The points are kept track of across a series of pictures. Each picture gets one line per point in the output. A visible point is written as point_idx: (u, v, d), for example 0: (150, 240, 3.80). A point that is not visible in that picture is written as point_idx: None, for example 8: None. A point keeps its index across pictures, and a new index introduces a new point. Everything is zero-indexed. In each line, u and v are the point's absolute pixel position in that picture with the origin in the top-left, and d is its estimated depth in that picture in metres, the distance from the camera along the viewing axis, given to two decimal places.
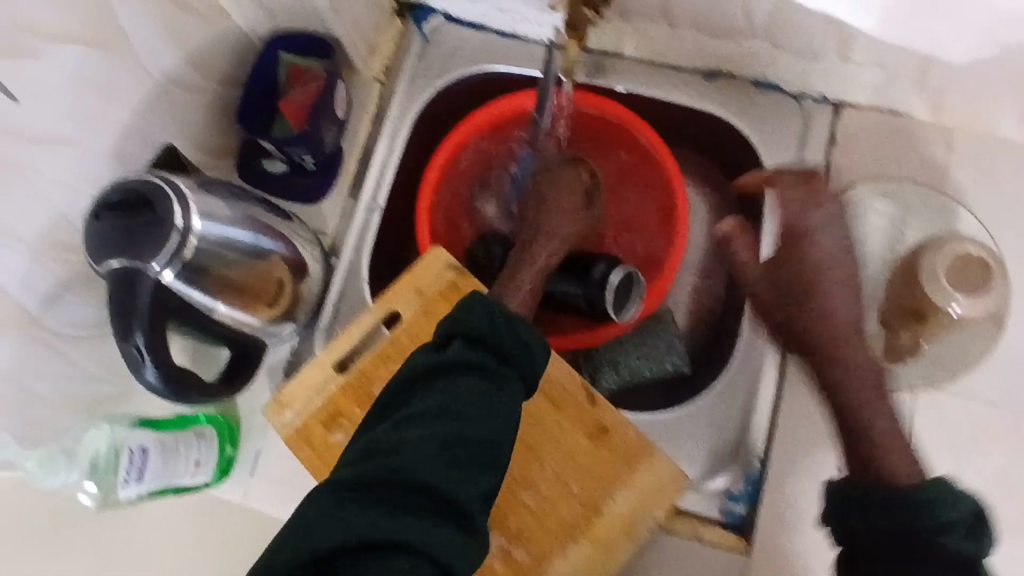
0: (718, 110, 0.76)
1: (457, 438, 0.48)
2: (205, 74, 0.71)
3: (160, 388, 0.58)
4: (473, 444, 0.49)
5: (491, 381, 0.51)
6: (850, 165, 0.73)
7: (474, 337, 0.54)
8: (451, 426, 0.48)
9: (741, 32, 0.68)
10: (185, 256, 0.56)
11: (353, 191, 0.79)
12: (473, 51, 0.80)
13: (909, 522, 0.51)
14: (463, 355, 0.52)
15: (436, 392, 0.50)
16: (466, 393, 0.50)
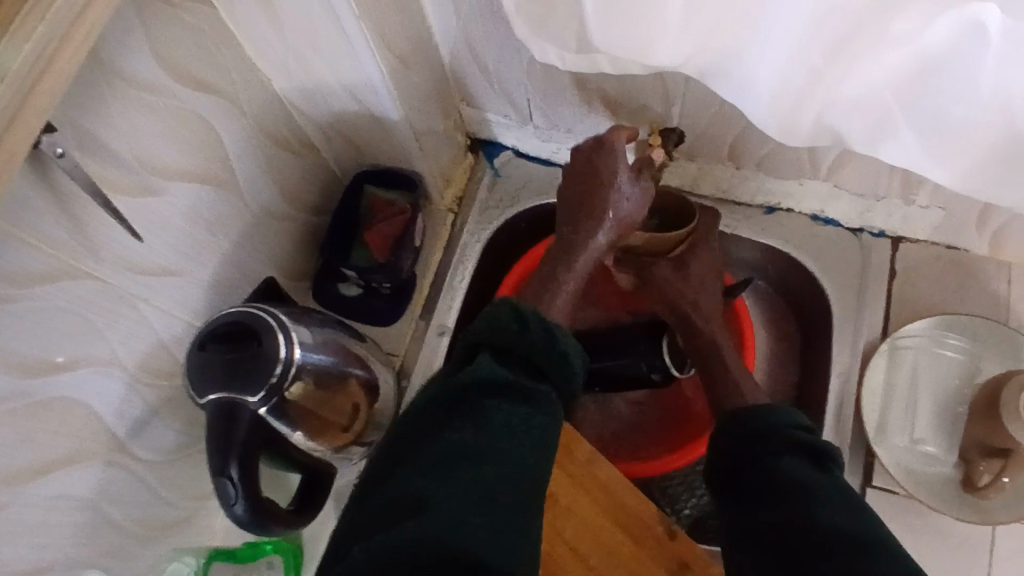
0: (778, 243, 0.79)
1: (498, 457, 0.49)
2: (294, 205, 0.75)
3: (246, 522, 0.57)
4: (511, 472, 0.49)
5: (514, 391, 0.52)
6: (909, 298, 0.76)
7: (498, 350, 0.55)
8: (482, 463, 0.48)
9: (805, 174, 0.73)
10: (284, 388, 0.57)
11: (425, 313, 0.81)
12: (541, 183, 0.84)
13: (771, 439, 0.57)
14: (487, 372, 0.53)
15: (456, 427, 0.50)
16: (500, 419, 0.50)
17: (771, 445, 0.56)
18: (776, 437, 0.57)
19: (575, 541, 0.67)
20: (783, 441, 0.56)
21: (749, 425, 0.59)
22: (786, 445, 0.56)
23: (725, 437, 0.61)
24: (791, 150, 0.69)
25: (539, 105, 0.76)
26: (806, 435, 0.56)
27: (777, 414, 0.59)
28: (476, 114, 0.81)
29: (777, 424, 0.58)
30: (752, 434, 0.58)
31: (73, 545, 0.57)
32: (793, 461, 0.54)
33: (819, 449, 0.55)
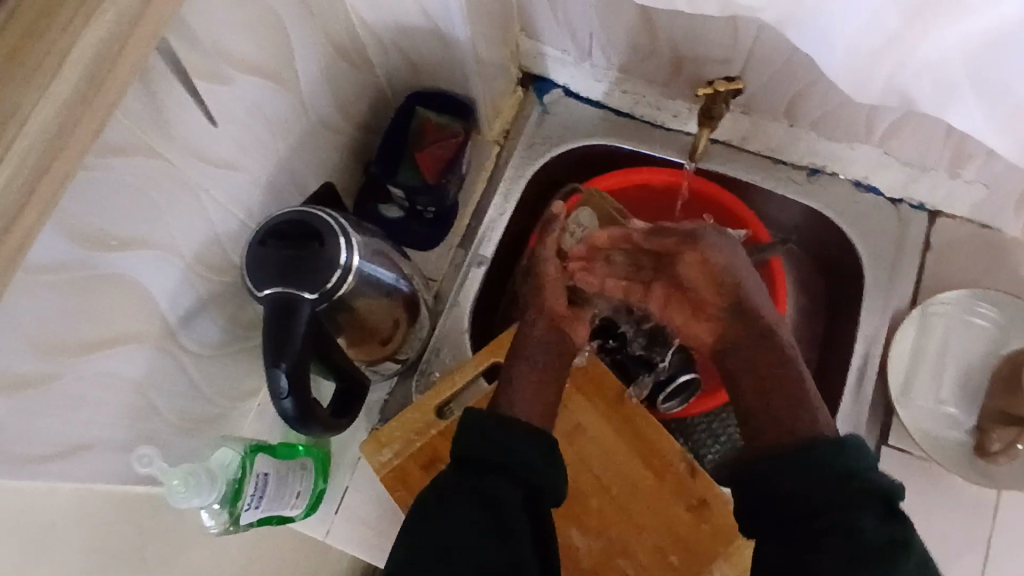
0: (820, 206, 0.80)
1: None
2: (346, 118, 0.75)
3: (292, 417, 0.58)
4: None
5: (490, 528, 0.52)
6: (941, 271, 0.78)
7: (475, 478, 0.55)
8: None
9: (857, 138, 0.74)
10: (339, 293, 0.57)
11: (464, 243, 0.81)
12: (589, 125, 0.84)
13: (839, 488, 0.51)
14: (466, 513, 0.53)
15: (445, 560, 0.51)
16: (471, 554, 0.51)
17: (829, 482, 0.52)
18: (847, 481, 0.52)
19: (599, 472, 0.69)
20: (847, 484, 0.52)
21: (811, 455, 0.54)
22: (854, 482, 0.52)
23: (780, 463, 0.55)
24: (849, 111, 0.69)
25: (601, 42, 0.75)
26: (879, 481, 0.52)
27: (854, 452, 0.53)
28: (533, 47, 0.80)
29: (845, 465, 0.53)
30: (812, 468, 0.54)
31: (119, 425, 0.57)
32: (864, 512, 0.50)
33: (885, 495, 0.51)
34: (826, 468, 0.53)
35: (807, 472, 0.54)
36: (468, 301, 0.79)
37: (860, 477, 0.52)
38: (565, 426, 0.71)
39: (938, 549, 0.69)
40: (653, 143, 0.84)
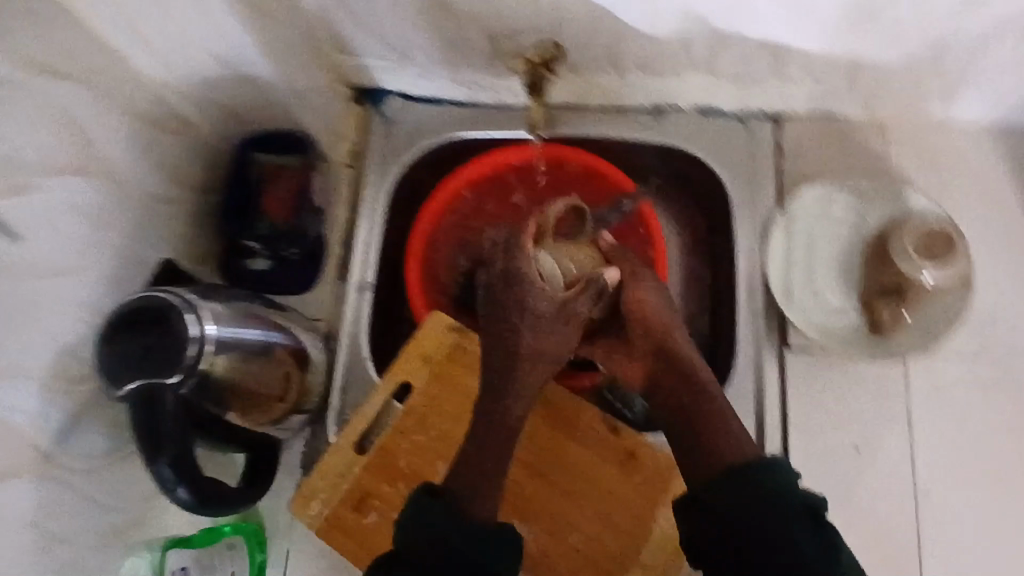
0: (673, 141, 0.82)
1: None
2: (181, 187, 0.72)
3: (194, 503, 0.58)
4: None
5: None
6: (798, 171, 0.80)
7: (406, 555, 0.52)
8: None
9: (684, 68, 0.75)
10: (199, 366, 0.58)
11: (341, 274, 0.79)
12: (434, 124, 0.84)
13: (773, 510, 0.52)
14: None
15: None
16: None
17: (769, 505, 0.52)
18: (778, 503, 0.52)
19: (527, 460, 0.69)
20: (782, 504, 0.52)
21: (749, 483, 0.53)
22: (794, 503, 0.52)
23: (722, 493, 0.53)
24: (665, 46, 0.70)
25: (415, 42, 0.74)
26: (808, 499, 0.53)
27: (783, 476, 0.54)
28: (352, 63, 0.79)
29: (778, 487, 0.53)
30: (746, 495, 0.53)
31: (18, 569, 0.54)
32: (801, 528, 0.51)
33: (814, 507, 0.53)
34: (767, 485, 0.53)
35: (747, 501, 0.52)
36: (363, 331, 0.77)
37: (797, 496, 0.53)
38: None
39: (861, 433, 0.71)
40: (501, 124, 0.84)
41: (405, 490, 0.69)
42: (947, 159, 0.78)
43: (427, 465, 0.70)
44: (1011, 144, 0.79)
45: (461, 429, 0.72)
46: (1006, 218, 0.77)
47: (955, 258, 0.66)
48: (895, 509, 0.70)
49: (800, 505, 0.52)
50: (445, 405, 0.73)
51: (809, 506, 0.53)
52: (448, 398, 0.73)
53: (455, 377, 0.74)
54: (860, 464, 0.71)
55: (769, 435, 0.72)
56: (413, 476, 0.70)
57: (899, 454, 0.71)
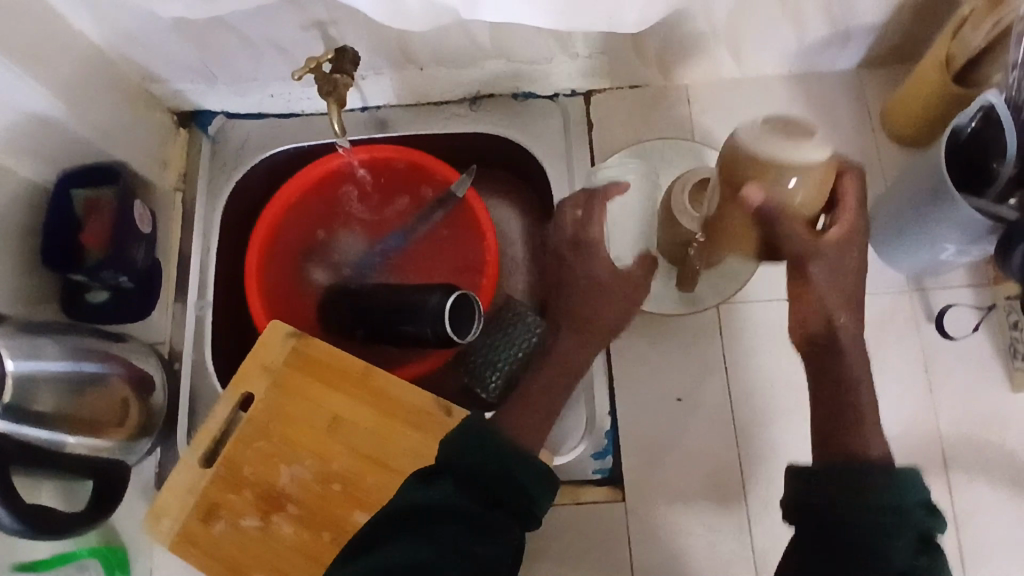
0: (491, 128, 0.85)
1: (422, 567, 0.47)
2: (1, 230, 0.72)
3: (19, 530, 0.59)
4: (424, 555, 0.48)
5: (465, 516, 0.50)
6: (611, 140, 0.83)
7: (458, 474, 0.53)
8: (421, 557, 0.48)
9: (479, 56, 0.77)
10: (4, 399, 0.61)
11: (180, 295, 0.81)
12: (260, 138, 0.86)
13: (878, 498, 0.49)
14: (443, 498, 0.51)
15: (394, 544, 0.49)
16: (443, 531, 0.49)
17: (900, 500, 0.49)
18: (899, 509, 0.49)
19: (366, 450, 0.72)
20: (897, 496, 0.49)
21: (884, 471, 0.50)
22: (915, 503, 0.49)
23: (831, 479, 0.51)
24: (449, 35, 0.72)
25: (215, 62, 0.76)
26: (927, 522, 0.49)
27: (909, 487, 0.50)
28: (165, 89, 0.80)
29: (911, 489, 0.49)
30: (868, 492, 0.50)
31: None
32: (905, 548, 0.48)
33: (926, 532, 0.49)
34: (868, 494, 0.50)
35: (862, 494, 0.50)
36: (205, 346, 0.80)
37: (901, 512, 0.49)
38: (324, 422, 0.74)
39: (684, 384, 0.74)
40: (325, 130, 0.86)
41: (250, 497, 0.71)
42: (749, 111, 0.82)
43: (270, 470, 0.72)
44: (807, 89, 0.82)
45: (303, 431, 0.73)
46: None
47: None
48: (723, 452, 0.72)
49: (913, 494, 0.49)
50: (288, 411, 0.74)
51: (923, 512, 0.49)
52: (290, 403, 0.74)
53: (297, 382, 0.75)
54: (687, 412, 0.74)
55: (598, 396, 0.75)
56: (256, 483, 0.72)
57: (723, 397, 0.74)
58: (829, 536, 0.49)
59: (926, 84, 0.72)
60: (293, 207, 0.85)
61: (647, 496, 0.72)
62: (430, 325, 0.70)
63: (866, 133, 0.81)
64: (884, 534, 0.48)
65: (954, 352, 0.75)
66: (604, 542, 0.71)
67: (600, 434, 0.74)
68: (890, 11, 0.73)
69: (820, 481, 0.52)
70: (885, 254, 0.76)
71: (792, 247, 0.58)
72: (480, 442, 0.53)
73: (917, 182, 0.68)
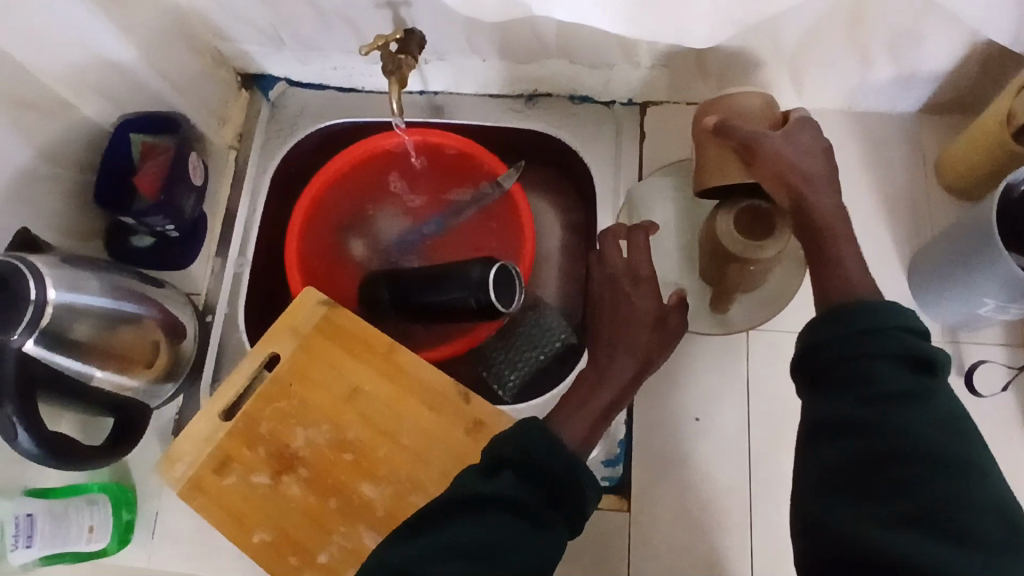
0: (544, 126, 0.86)
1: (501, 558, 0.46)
2: (60, 163, 0.75)
3: (38, 455, 0.61)
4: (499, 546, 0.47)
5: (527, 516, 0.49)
6: (661, 153, 0.83)
7: (521, 467, 0.52)
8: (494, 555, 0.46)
9: (542, 54, 0.78)
10: (42, 324, 0.60)
11: (221, 250, 0.83)
12: (318, 108, 0.87)
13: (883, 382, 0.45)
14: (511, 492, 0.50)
15: (463, 527, 0.48)
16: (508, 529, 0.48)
17: (891, 390, 0.45)
18: (889, 334, 0.46)
19: (381, 424, 0.73)
20: (887, 387, 0.45)
21: (871, 326, 0.46)
22: (888, 347, 0.46)
23: (829, 328, 0.48)
24: (516, 29, 0.73)
25: (285, 28, 0.78)
26: (917, 341, 0.46)
27: (893, 311, 0.47)
28: (233, 49, 0.82)
29: (903, 374, 0.45)
30: (858, 327, 0.47)
31: None
32: (896, 375, 0.45)
33: (922, 355, 0.46)
34: (874, 321, 0.47)
35: (850, 346, 0.47)
36: (238, 303, 0.81)
37: (904, 343, 0.46)
38: (344, 391, 0.74)
39: (703, 403, 0.74)
40: (381, 109, 0.87)
41: (263, 454, 0.72)
42: None
43: (286, 431, 0.73)
44: (864, 128, 0.82)
45: (323, 396, 0.74)
46: (859, 197, 0.80)
47: (778, 228, 0.64)
48: (733, 476, 0.72)
49: (904, 382, 0.45)
50: (310, 375, 0.75)
51: (909, 364, 0.45)
52: (313, 367, 0.75)
53: (322, 348, 0.76)
54: (702, 432, 0.73)
55: None
56: (271, 441, 0.73)
57: (740, 422, 0.74)
58: (839, 446, 0.45)
59: (986, 137, 0.71)
60: (341, 178, 0.86)
61: (651, 508, 0.72)
62: (470, 295, 0.71)
63: (918, 179, 0.81)
64: (890, 434, 0.44)
65: (981, 409, 0.74)
66: (603, 549, 0.71)
67: (613, 441, 0.74)
68: (959, 59, 0.73)
69: (824, 331, 0.49)
70: (922, 301, 0.76)
71: (774, 159, 0.58)
72: (542, 439, 0.53)
73: (965, 232, 0.67)
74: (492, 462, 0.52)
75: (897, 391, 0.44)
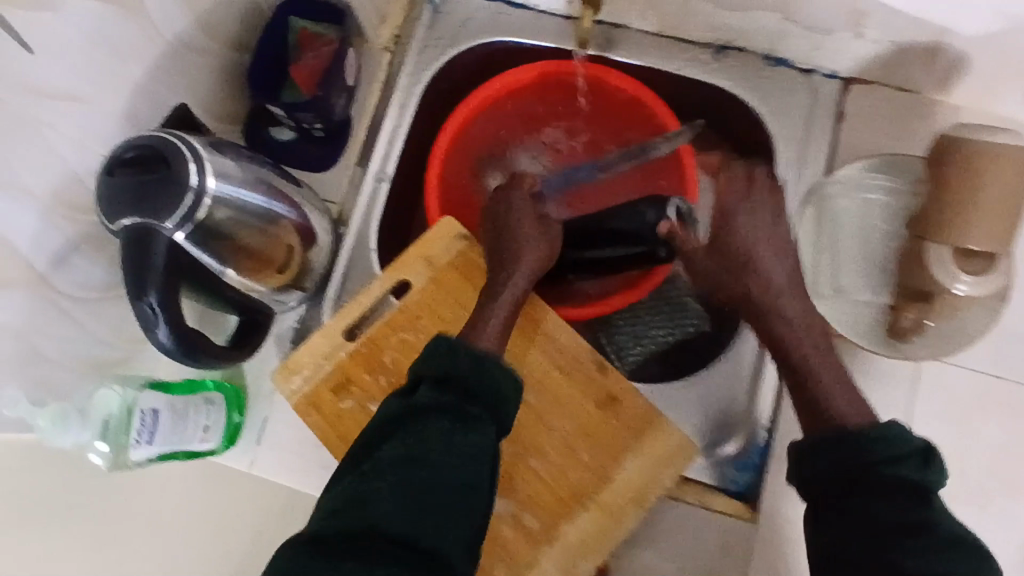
0: (730, 84, 0.76)
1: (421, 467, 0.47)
2: (215, 37, 0.70)
3: (172, 350, 0.58)
4: (439, 475, 0.47)
5: (459, 416, 0.50)
6: (858, 142, 0.74)
7: (448, 381, 0.52)
8: (420, 471, 0.47)
9: (755, 5, 0.68)
10: (198, 216, 0.56)
11: (362, 160, 0.78)
12: (483, 21, 0.79)
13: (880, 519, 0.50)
14: (428, 401, 0.50)
15: (396, 440, 0.49)
16: (434, 434, 0.48)
17: (893, 532, 0.49)
18: (887, 467, 0.51)
19: None
20: (884, 529, 0.50)
21: (868, 462, 0.51)
22: (884, 486, 0.50)
23: (825, 460, 0.54)
24: None
25: None
26: (906, 469, 0.50)
27: (889, 440, 0.51)
28: None
29: (904, 513, 0.49)
30: (849, 462, 0.52)
31: (4, 368, 0.56)
32: (888, 504, 0.50)
33: (918, 487, 0.50)
34: (864, 451, 0.52)
35: (855, 484, 0.51)
36: (373, 221, 0.77)
37: (895, 475, 0.50)
38: None
39: None
40: (554, 33, 0.78)
41: (383, 383, 0.70)
42: None
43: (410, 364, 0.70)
44: None
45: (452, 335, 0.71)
46: None
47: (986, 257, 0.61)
48: None
49: (903, 520, 0.49)
50: (440, 310, 0.72)
51: (909, 496, 0.50)
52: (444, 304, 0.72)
53: (454, 285, 0.73)
54: None
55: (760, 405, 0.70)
56: (392, 372, 0.70)
57: None
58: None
59: None
60: (496, 103, 0.79)
61: (776, 526, 0.67)
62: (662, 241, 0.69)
63: None
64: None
65: None
66: (716, 555, 0.67)
67: (750, 446, 0.70)
68: None
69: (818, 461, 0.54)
70: None
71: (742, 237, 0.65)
72: (449, 356, 0.52)
73: None
74: (412, 381, 0.53)
75: (897, 529, 0.49)
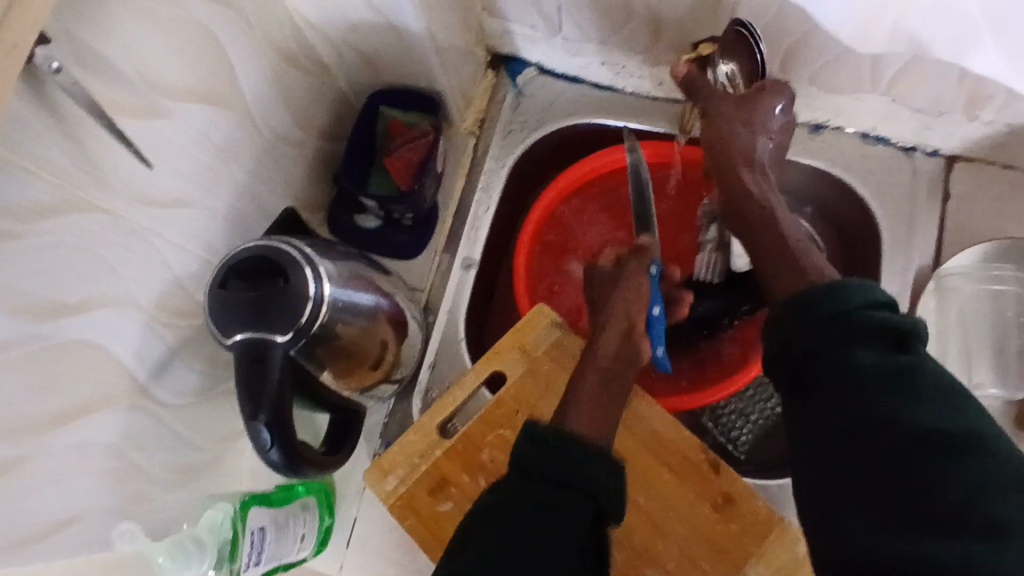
0: (828, 163, 0.74)
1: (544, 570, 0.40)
2: (307, 130, 0.69)
3: (282, 466, 0.54)
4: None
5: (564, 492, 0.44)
6: (966, 220, 0.72)
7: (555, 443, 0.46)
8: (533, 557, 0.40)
9: (862, 87, 0.67)
10: (315, 328, 0.53)
11: (450, 247, 0.77)
12: (569, 103, 0.78)
13: (835, 363, 0.42)
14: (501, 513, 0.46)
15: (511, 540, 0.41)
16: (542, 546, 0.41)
17: (829, 380, 0.42)
18: (846, 326, 0.43)
19: None
20: (866, 378, 0.40)
21: (796, 328, 0.45)
22: (863, 341, 0.42)
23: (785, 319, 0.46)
24: (854, 58, 0.62)
25: (571, 14, 0.69)
26: (886, 315, 0.42)
27: (846, 292, 0.44)
28: (498, 27, 0.74)
29: (849, 363, 0.41)
30: (823, 317, 0.44)
31: (105, 491, 0.52)
32: (867, 352, 0.41)
33: (903, 330, 0.41)
34: (838, 303, 0.43)
35: (818, 337, 0.43)
36: (462, 309, 0.76)
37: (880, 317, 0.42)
38: None
39: None
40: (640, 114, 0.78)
41: (483, 485, 0.66)
42: None
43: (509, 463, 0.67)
44: None
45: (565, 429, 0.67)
46: None
47: None
48: None
49: (879, 374, 0.40)
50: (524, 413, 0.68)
51: (885, 343, 0.41)
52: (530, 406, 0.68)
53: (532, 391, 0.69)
54: None
55: None
56: (491, 471, 0.66)
57: None
58: (822, 438, 0.41)
59: None
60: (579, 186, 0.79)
61: None
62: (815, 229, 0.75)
63: None
64: (889, 400, 0.39)
65: None
66: None
67: None
68: None
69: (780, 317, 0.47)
70: None
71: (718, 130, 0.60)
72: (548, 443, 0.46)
73: None
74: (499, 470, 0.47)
75: (870, 380, 0.40)
